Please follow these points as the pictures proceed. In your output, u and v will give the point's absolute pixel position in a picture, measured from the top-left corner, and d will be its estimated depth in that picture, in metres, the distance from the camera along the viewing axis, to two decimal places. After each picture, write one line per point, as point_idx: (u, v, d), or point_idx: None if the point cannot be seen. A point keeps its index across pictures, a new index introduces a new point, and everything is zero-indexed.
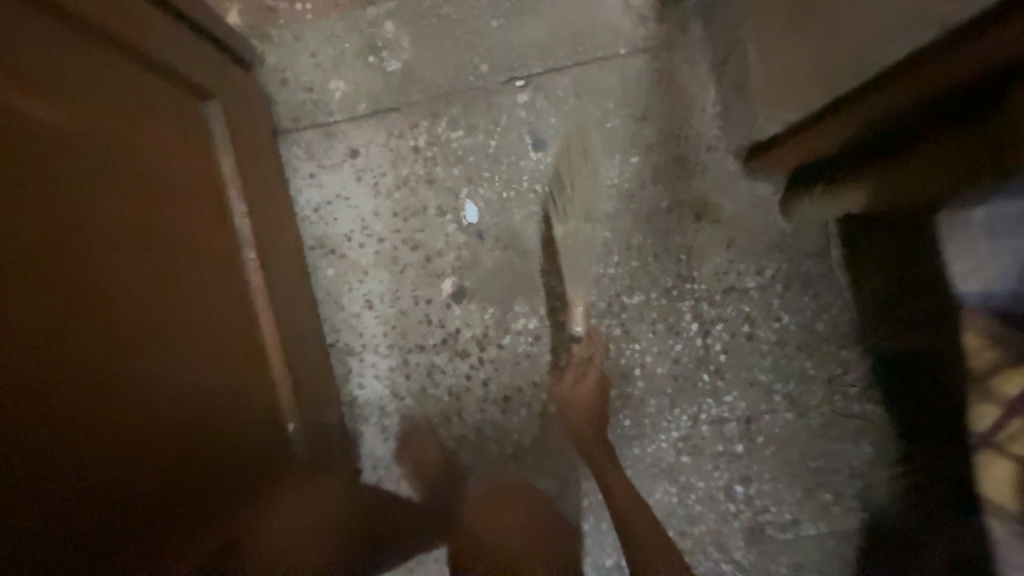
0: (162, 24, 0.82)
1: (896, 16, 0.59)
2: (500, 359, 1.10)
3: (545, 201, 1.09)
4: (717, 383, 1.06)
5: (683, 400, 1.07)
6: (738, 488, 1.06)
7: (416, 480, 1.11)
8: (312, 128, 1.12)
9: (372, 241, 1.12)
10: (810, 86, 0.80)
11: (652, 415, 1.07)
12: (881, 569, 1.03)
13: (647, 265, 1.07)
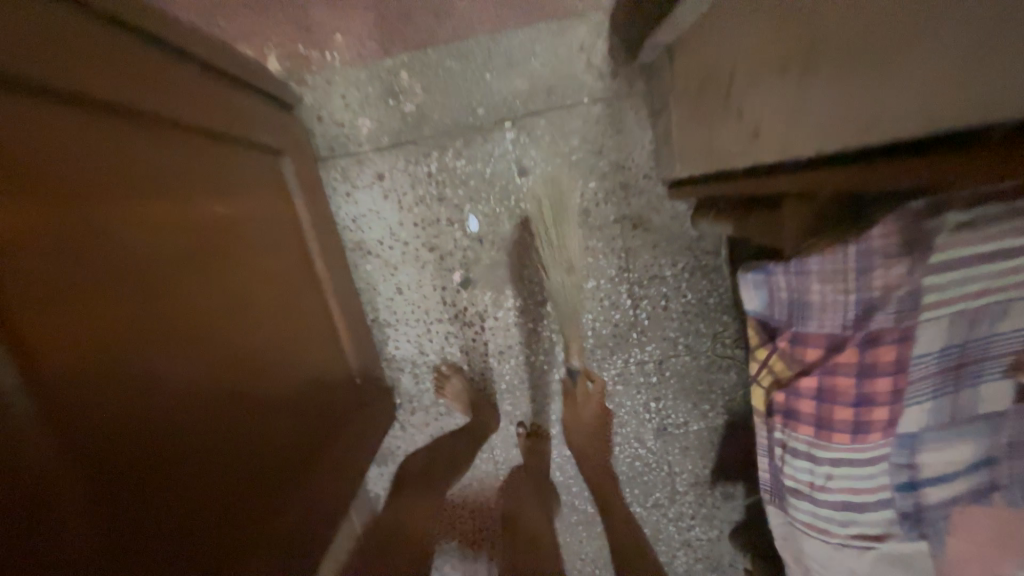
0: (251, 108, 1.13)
1: (738, 144, 1.03)
2: (496, 327, 1.57)
3: (527, 215, 1.49)
4: (641, 338, 1.59)
5: (619, 350, 1.60)
6: (651, 403, 1.63)
7: (439, 407, 1.62)
8: (346, 156, 1.44)
9: (399, 244, 1.51)
10: (702, 157, 1.23)
11: (598, 360, 1.60)
12: (736, 447, 1.66)
13: (598, 260, 1.53)
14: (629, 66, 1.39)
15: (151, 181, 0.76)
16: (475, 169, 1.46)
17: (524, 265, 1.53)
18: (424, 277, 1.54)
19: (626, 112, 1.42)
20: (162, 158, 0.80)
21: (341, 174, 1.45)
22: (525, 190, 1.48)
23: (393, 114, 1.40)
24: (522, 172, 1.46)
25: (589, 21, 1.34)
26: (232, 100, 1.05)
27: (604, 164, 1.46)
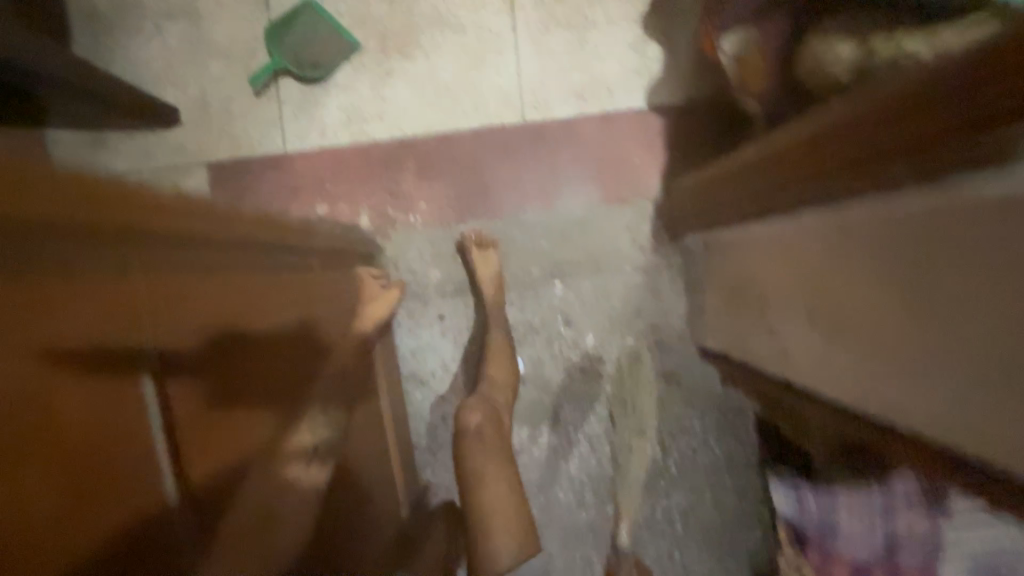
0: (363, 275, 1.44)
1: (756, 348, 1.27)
2: (530, 462, 1.65)
3: (569, 361, 1.63)
4: (669, 486, 1.64)
5: (646, 496, 1.65)
6: (676, 553, 1.64)
7: None
8: (413, 298, 1.63)
9: (450, 377, 1.65)
10: (725, 338, 1.41)
11: (626, 504, 1.64)
12: None
13: (630, 408, 1.63)
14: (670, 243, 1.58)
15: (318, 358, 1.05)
16: (525, 316, 1.63)
17: (563, 402, 1.64)
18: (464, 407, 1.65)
19: (664, 280, 1.60)
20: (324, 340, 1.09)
21: (406, 310, 1.63)
22: (568, 337, 1.63)
23: (459, 265, 1.61)
24: (568, 322, 1.62)
25: (636, 205, 1.57)
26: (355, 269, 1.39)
27: (642, 321, 1.62)
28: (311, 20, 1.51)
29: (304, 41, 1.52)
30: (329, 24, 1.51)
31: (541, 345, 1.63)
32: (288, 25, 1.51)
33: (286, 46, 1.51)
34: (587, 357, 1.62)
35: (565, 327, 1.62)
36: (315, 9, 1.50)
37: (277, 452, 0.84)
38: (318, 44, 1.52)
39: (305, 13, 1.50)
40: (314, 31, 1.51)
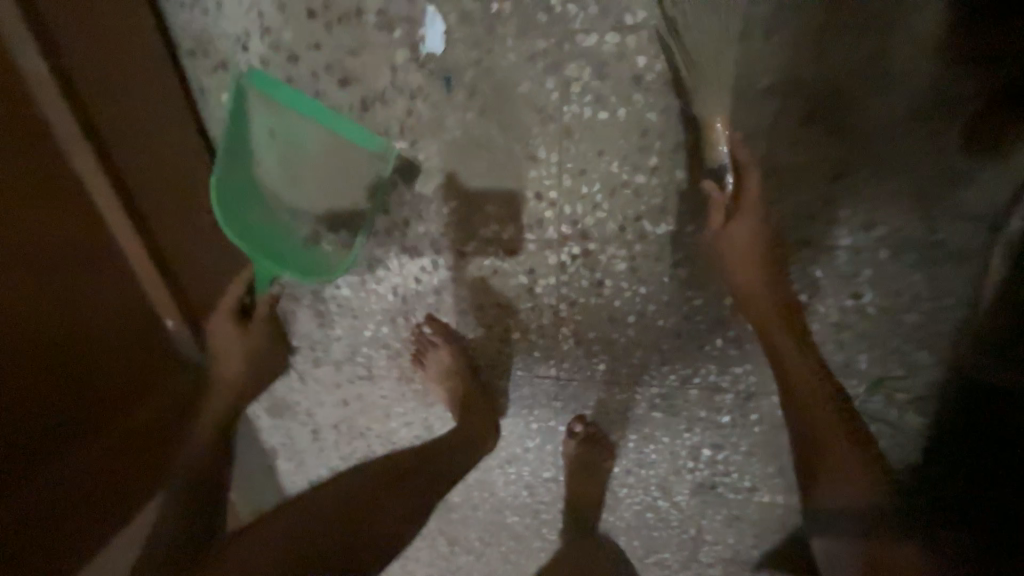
0: (109, 132, 0.61)
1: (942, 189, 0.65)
2: (459, 269, 0.83)
3: (558, 21, 0.62)
4: (742, 376, 0.85)
5: (696, 395, 0.89)
6: None
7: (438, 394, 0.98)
8: None
9: (279, 59, 0.70)
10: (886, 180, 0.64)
11: (719, 407, 0.89)
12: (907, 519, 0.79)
13: (697, 179, 0.69)
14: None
15: (172, 228, 0.71)
16: (473, 34, 0.65)
17: (605, 207, 0.73)
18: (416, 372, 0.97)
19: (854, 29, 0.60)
20: (179, 244, 0.73)
21: (214, 124, 0.76)
22: (589, 260, 0.78)
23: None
24: (629, 80, 0.64)
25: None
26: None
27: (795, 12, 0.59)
28: (282, 129, 0.70)
29: (297, 171, 0.72)
30: (314, 125, 0.70)
31: (489, 121, 0.69)
32: (249, 167, 0.70)
33: (277, 184, 0.73)
34: (650, 106, 0.65)
35: (569, 227, 0.76)
36: (279, 111, 0.69)
37: (201, 279, 0.77)
38: (322, 166, 0.73)
39: (267, 151, 0.71)
40: (302, 153, 0.72)
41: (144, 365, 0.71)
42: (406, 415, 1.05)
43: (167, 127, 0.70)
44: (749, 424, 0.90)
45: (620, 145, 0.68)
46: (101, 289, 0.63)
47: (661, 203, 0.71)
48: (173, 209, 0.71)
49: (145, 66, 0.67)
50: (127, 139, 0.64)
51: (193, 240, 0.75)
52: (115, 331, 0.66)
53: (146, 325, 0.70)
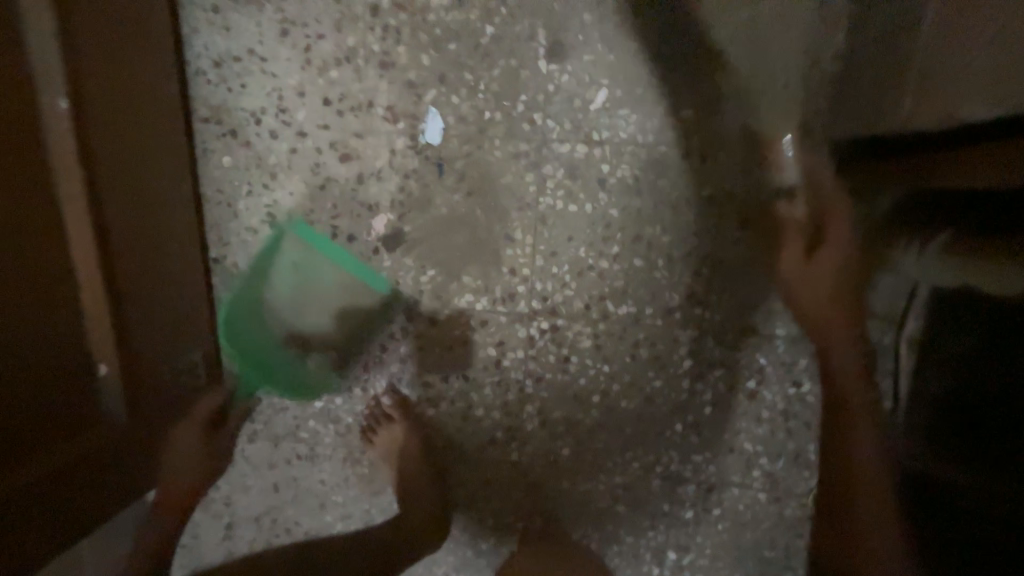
0: (103, 166, 0.62)
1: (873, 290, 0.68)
2: (429, 337, 0.84)
3: (540, 131, 0.74)
4: (703, 466, 0.85)
5: (658, 485, 0.86)
6: None
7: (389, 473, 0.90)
8: None
9: (288, 133, 0.78)
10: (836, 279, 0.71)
11: (682, 501, 0.87)
12: None
13: (653, 267, 0.77)
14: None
15: (139, 264, 0.69)
16: (466, 132, 0.75)
17: (573, 287, 0.80)
18: (368, 450, 0.90)
19: (775, 163, 0.72)
20: (140, 280, 0.70)
21: (210, 182, 0.81)
22: (557, 335, 0.82)
23: (345, 64, 0.75)
24: (596, 181, 0.75)
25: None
26: (136, 60, 0.67)
27: (726, 145, 0.72)
28: (303, 266, 0.84)
29: (302, 300, 0.85)
30: (331, 268, 0.83)
31: (473, 203, 0.78)
32: (265, 288, 0.85)
33: (282, 306, 0.86)
34: (613, 204, 0.76)
35: (539, 302, 0.81)
36: (308, 252, 0.83)
37: (154, 320, 0.72)
38: (325, 302, 0.85)
39: (283, 279, 0.85)
40: (313, 287, 0.85)
41: (67, 415, 0.61)
42: (342, 508, 0.94)
43: (161, 170, 0.72)
44: (713, 521, 0.87)
45: (586, 233, 0.77)
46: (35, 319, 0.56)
47: (622, 286, 0.79)
48: (144, 245, 0.70)
49: (156, 119, 0.71)
50: (119, 175, 0.65)
51: (154, 278, 0.72)
52: (53, 364, 0.59)
53: (73, 372, 0.61)
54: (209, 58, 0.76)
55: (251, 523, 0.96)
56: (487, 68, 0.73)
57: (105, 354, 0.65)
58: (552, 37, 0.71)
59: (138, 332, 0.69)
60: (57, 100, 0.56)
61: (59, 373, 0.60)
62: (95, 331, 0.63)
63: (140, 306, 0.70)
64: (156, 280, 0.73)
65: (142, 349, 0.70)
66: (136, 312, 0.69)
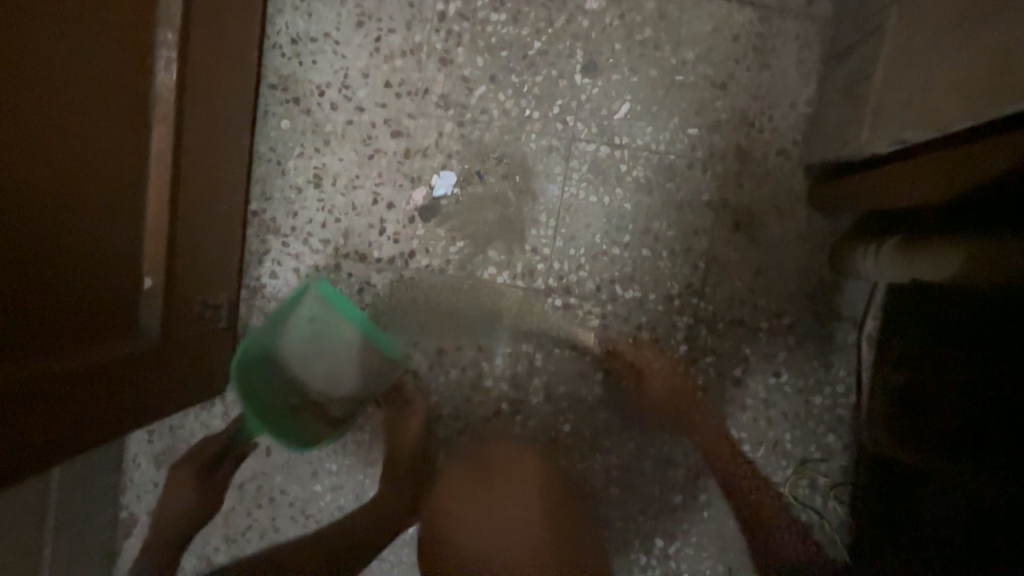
0: (192, 100, 0.70)
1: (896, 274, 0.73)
2: (449, 305, 0.90)
3: (571, 131, 0.87)
4: (694, 450, 0.90)
5: (650, 467, 0.91)
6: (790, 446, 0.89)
7: (388, 442, 0.91)
8: None
9: (348, 106, 0.87)
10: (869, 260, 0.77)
11: (672, 485, 0.91)
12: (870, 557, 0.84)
13: (658, 258, 0.89)
14: (819, 37, 0.86)
15: (200, 192, 0.75)
16: (508, 124, 0.87)
17: (586, 269, 0.89)
18: (374, 414, 0.92)
19: (759, 179, 0.87)
20: (198, 207, 0.75)
21: (265, 141, 0.88)
22: (568, 312, 0.89)
23: (409, 56, 0.87)
24: (614, 178, 0.88)
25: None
26: (232, 21, 0.76)
27: (723, 160, 0.87)
28: (320, 321, 0.88)
29: (314, 355, 0.90)
30: (348, 327, 0.89)
31: (506, 186, 0.88)
32: (275, 340, 0.87)
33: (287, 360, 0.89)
34: (627, 199, 0.88)
35: (554, 281, 0.89)
36: (324, 308, 0.88)
37: (197, 249, 0.77)
38: (335, 357, 0.90)
39: (298, 329, 0.88)
40: (326, 343, 0.90)
41: (118, 312, 0.65)
42: (335, 477, 0.92)
43: (232, 117, 0.80)
44: (699, 508, 0.91)
45: (600, 222, 0.88)
46: (106, 216, 0.60)
47: (629, 272, 0.89)
48: (207, 177, 0.76)
49: (237, 73, 0.79)
50: (202, 109, 0.72)
51: (210, 209, 0.78)
52: (118, 260, 0.63)
53: (123, 278, 0.65)
54: (288, 36, 0.87)
55: (233, 490, 0.92)
56: (531, 74, 0.86)
57: (153, 268, 0.68)
58: (588, 57, 0.86)
59: (184, 253, 0.74)
60: (168, 33, 0.64)
61: (110, 274, 0.63)
62: (155, 241, 0.68)
63: (191, 231, 0.74)
64: (209, 211, 0.78)
65: (181, 273, 0.74)
66: (187, 235, 0.74)
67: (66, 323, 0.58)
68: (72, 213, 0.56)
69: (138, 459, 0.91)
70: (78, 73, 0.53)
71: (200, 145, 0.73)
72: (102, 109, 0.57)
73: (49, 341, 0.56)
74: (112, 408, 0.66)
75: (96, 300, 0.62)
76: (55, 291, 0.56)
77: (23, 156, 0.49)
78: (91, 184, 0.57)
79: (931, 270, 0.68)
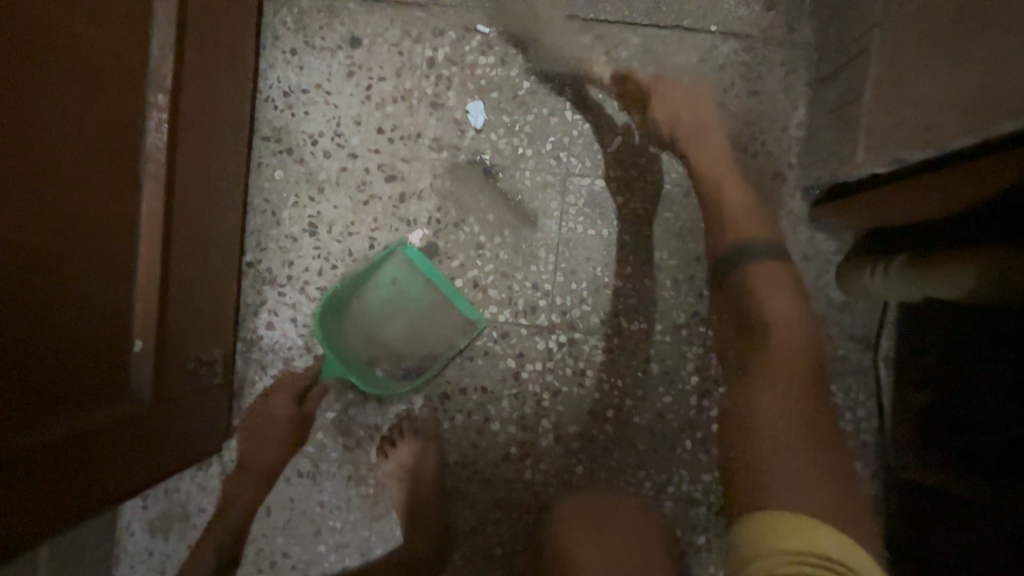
0: (186, 156, 0.70)
1: (908, 291, 0.72)
2: (451, 347, 0.88)
3: (566, 166, 0.87)
4: (715, 487, 0.86)
5: (672, 506, 0.87)
6: None
7: (395, 497, 0.86)
8: None
9: (341, 153, 0.88)
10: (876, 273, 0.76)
11: (695, 525, 0.86)
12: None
13: (661, 288, 0.87)
14: (804, 62, 0.87)
15: (195, 247, 0.75)
16: (501, 163, 0.87)
17: (590, 302, 0.87)
18: (378, 466, 0.87)
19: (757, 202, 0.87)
20: (193, 262, 0.75)
21: (259, 192, 0.88)
22: (574, 348, 0.87)
23: (400, 101, 0.88)
24: (612, 210, 0.87)
25: (723, 25, 0.87)
26: (222, 78, 0.77)
27: None
28: (405, 283, 0.87)
29: (394, 316, 0.88)
30: (431, 291, 0.86)
31: (503, 224, 0.87)
32: (360, 291, 0.87)
33: (366, 314, 0.88)
34: (626, 230, 0.87)
35: (558, 316, 0.87)
36: (411, 271, 0.86)
37: (190, 306, 0.75)
38: (415, 325, 0.88)
39: (381, 286, 0.88)
40: (408, 306, 0.88)
41: (113, 375, 0.63)
42: (340, 535, 0.88)
43: (225, 170, 0.80)
44: (725, 548, 0.86)
45: (599, 254, 0.87)
46: (92, 281, 0.58)
47: (633, 303, 0.87)
48: (203, 231, 0.76)
49: (229, 127, 0.80)
50: (195, 166, 0.72)
51: (206, 261, 0.78)
52: (114, 322, 0.62)
53: (112, 341, 0.62)
54: (279, 89, 0.88)
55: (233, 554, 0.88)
56: (522, 113, 0.87)
57: (144, 328, 0.66)
58: (578, 94, 0.87)
59: (178, 309, 0.73)
60: (158, 95, 0.64)
61: (97, 338, 0.60)
62: (150, 299, 0.67)
63: (184, 285, 0.73)
64: (204, 264, 0.77)
65: (174, 330, 0.72)
66: (182, 290, 0.73)
67: (64, 392, 0.56)
68: (59, 281, 0.54)
69: (131, 527, 0.87)
70: (64, 140, 0.52)
71: (193, 200, 0.73)
72: (94, 175, 0.56)
73: (47, 414, 0.55)
74: (99, 479, 0.62)
75: (92, 366, 0.60)
76: (43, 365, 0.53)
77: (10, 230, 0.48)
78: (83, 249, 0.56)
79: (946, 287, 0.66)
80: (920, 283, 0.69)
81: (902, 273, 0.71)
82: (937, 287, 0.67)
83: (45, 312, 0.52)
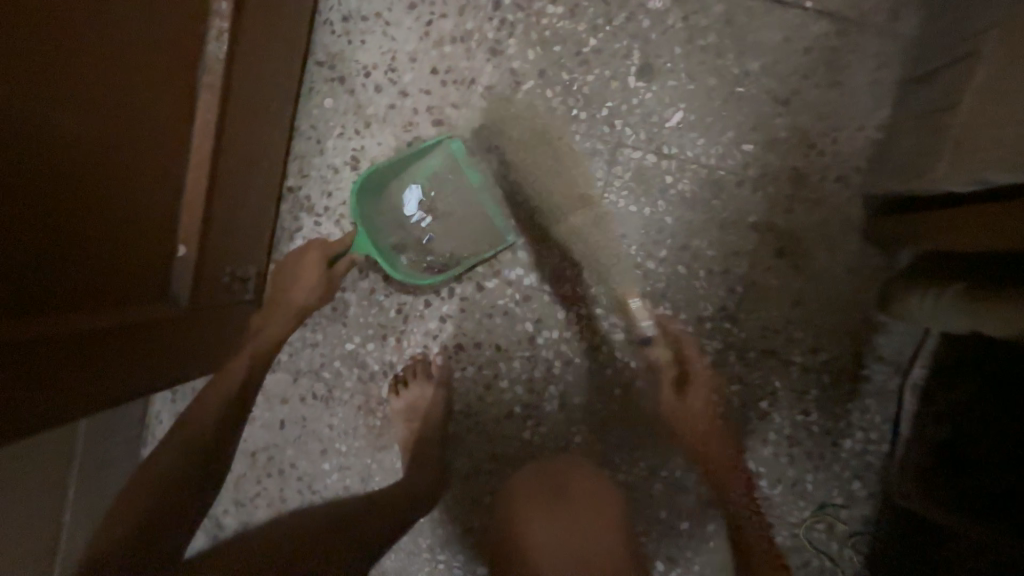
0: (242, 72, 0.70)
1: (950, 322, 0.67)
2: (473, 302, 0.89)
3: (618, 137, 0.83)
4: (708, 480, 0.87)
5: (661, 489, 0.89)
6: (807, 485, 0.86)
7: (399, 433, 0.91)
8: None
9: (392, 90, 0.86)
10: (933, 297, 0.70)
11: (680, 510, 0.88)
12: None
13: (693, 278, 0.85)
14: (899, 57, 0.79)
15: (242, 165, 0.76)
16: (553, 122, 0.84)
17: (617, 280, 0.86)
18: (388, 402, 0.91)
19: (812, 204, 0.82)
20: (238, 179, 0.76)
21: (307, 118, 0.88)
22: (592, 322, 0.87)
23: (459, 42, 0.84)
24: (658, 189, 0.84)
25: (819, 3, 0.79)
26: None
27: (775, 181, 0.82)
28: (444, 180, 0.86)
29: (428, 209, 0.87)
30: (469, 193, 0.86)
31: (543, 187, 0.85)
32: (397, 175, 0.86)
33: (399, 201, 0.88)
34: (669, 212, 0.84)
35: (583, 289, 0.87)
36: (452, 168, 0.86)
37: (231, 221, 0.77)
38: (446, 223, 0.87)
39: (420, 178, 0.86)
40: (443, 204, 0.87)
41: (156, 276, 0.67)
42: (344, 458, 0.93)
43: (277, 91, 0.80)
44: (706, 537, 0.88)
45: (636, 233, 0.85)
46: (144, 183, 0.60)
47: (662, 288, 0.85)
48: (251, 149, 0.77)
49: (286, 47, 0.79)
50: (250, 82, 0.72)
51: (251, 181, 0.79)
52: (161, 225, 0.65)
53: (157, 244, 0.65)
54: (339, 13, 0.86)
55: (247, 456, 0.95)
56: (583, 73, 0.83)
57: (188, 235, 0.69)
58: (646, 60, 0.82)
59: (220, 223, 0.75)
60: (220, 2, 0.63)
61: (143, 238, 0.63)
62: (195, 210, 0.69)
63: (228, 201, 0.75)
64: (248, 182, 0.79)
65: (214, 242, 0.75)
66: (226, 205, 0.75)
67: (112, 282, 0.60)
68: (115, 177, 0.56)
69: (160, 415, 0.95)
70: (127, 37, 0.52)
71: (244, 117, 0.73)
72: (154, 78, 0.57)
73: (95, 301, 0.59)
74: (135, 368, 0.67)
75: (139, 263, 0.63)
76: (91, 255, 0.56)
77: (71, 121, 0.49)
78: (138, 151, 0.58)
79: (993, 323, 0.60)
80: (971, 316, 0.63)
81: (954, 301, 0.66)
82: (986, 322, 0.61)
83: (100, 206, 0.55)
